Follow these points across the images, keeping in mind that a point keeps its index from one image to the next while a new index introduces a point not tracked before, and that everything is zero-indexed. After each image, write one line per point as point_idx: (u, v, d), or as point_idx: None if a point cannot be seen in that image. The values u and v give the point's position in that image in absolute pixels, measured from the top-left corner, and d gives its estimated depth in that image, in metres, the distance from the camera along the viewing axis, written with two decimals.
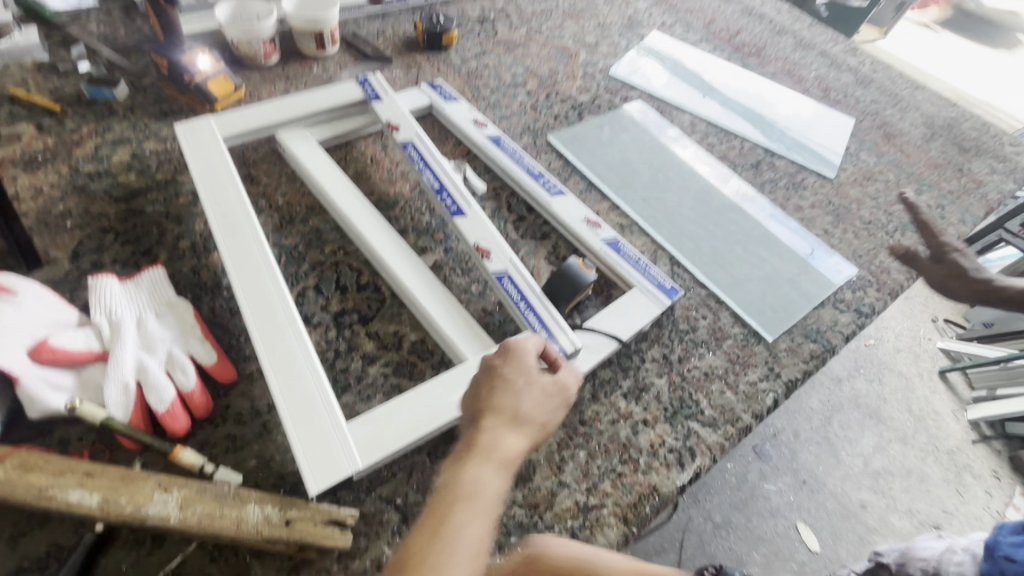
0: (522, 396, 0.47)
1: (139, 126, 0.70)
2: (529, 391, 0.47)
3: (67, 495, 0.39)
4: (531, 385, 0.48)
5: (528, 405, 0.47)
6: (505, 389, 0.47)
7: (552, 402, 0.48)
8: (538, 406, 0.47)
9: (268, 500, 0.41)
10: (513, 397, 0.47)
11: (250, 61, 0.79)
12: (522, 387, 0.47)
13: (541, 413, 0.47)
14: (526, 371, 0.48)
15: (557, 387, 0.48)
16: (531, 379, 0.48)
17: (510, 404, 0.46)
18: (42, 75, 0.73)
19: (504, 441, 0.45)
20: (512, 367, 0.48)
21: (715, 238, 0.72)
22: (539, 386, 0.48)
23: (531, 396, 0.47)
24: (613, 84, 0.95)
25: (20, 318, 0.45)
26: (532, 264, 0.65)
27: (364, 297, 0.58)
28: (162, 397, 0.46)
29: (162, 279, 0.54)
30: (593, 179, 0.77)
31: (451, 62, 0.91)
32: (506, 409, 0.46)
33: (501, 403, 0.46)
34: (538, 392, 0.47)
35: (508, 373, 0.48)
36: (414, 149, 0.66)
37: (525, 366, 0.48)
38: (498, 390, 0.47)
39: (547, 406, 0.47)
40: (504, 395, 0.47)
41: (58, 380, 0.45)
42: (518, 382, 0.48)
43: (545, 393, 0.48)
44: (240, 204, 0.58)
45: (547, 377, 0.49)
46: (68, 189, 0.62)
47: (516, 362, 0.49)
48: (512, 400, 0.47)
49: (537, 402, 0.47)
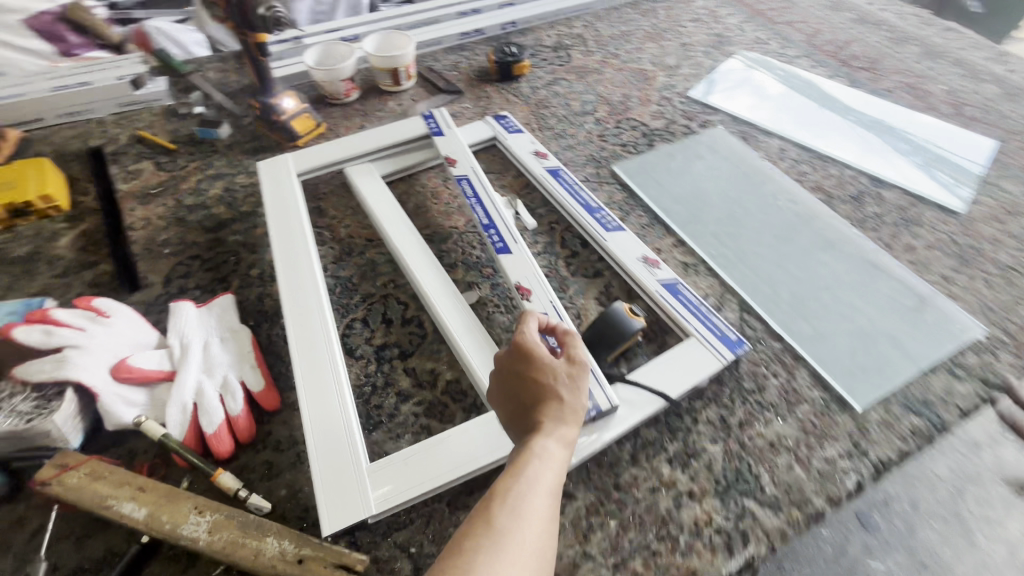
0: (555, 386, 0.45)
1: (234, 162, 0.78)
2: (555, 379, 0.45)
3: (121, 507, 0.43)
4: (557, 376, 0.45)
5: (559, 392, 0.44)
6: (534, 386, 0.45)
7: (580, 383, 0.46)
8: (567, 390, 0.45)
9: (287, 534, 0.42)
10: (544, 390, 0.44)
11: (332, 98, 0.86)
12: (550, 378, 0.45)
13: (573, 396, 0.45)
14: (552, 365, 0.46)
15: (578, 368, 0.46)
16: (557, 369, 0.45)
17: (548, 397, 0.44)
18: (166, 119, 0.85)
19: (548, 425, 0.43)
20: (538, 365, 0.46)
21: (797, 282, 0.63)
22: (565, 373, 0.46)
23: (559, 381, 0.45)
24: (692, 108, 0.88)
25: (108, 337, 0.51)
26: (581, 304, 0.61)
27: (407, 332, 0.58)
28: (212, 420, 0.49)
29: (230, 307, 0.59)
30: (658, 213, 0.71)
31: (520, 92, 0.91)
32: (540, 402, 0.44)
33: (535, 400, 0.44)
34: (565, 379, 0.45)
35: (535, 372, 0.45)
36: (468, 184, 0.66)
37: (546, 359, 0.46)
38: (529, 390, 0.45)
39: (576, 389, 0.45)
40: (536, 392, 0.44)
41: (132, 397, 0.50)
42: (546, 376, 0.45)
43: (569, 377, 0.45)
44: (303, 237, 0.62)
45: (566, 364, 0.46)
46: (170, 219, 0.70)
47: (542, 364, 0.46)
48: (544, 393, 0.44)
49: (569, 388, 0.45)
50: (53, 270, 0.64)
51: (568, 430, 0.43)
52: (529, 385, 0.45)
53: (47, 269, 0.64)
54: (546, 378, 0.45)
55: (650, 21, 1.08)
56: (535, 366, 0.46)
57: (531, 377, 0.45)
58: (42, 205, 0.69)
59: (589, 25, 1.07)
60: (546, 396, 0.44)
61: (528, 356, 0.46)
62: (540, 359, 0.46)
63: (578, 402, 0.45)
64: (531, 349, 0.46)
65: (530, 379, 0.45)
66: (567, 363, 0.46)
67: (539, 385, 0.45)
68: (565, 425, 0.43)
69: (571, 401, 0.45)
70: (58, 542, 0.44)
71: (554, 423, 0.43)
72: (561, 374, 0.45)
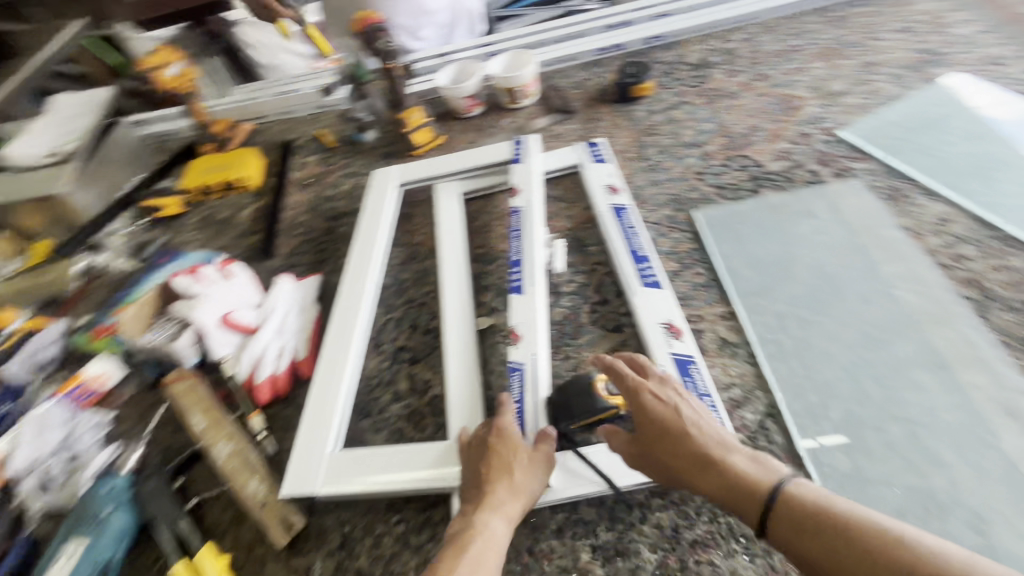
0: (515, 466, 0.48)
1: (368, 164, 0.94)
2: (519, 458, 0.48)
3: (191, 415, 0.61)
4: (522, 456, 0.49)
5: (518, 470, 0.48)
6: (498, 459, 0.48)
7: (540, 472, 0.48)
8: (526, 472, 0.48)
9: (266, 480, 0.55)
10: (506, 465, 0.48)
11: (456, 113, 0.95)
12: (517, 456, 0.48)
13: (528, 480, 0.47)
14: (518, 448, 0.49)
15: (545, 462, 0.49)
16: (520, 453, 0.49)
17: (502, 470, 0.47)
18: (340, 122, 1.06)
19: (500, 496, 0.46)
20: (508, 443, 0.49)
21: (862, 401, 0.49)
22: (529, 458, 0.49)
23: (519, 463, 0.48)
24: (835, 149, 0.72)
25: (226, 293, 0.71)
26: (585, 355, 0.59)
27: (423, 340, 0.65)
28: (263, 374, 0.64)
29: (314, 288, 0.75)
30: (721, 274, 0.62)
31: (633, 115, 0.86)
32: (496, 474, 0.47)
33: (495, 473, 0.47)
34: (526, 462, 0.48)
35: (503, 449, 0.49)
36: (518, 217, 0.69)
37: (515, 440, 0.49)
38: (491, 463, 0.48)
39: (535, 474, 0.48)
40: (500, 464, 0.48)
41: (229, 339, 0.68)
42: (511, 456, 0.48)
43: (529, 463, 0.48)
44: (376, 243, 0.75)
45: (532, 451, 0.49)
46: (309, 206, 0.89)
47: (510, 445, 0.49)
48: (504, 469, 0.47)
49: (527, 471, 0.48)
50: (234, 233, 0.89)
51: (515, 507, 0.46)
52: (492, 457, 0.48)
53: (231, 231, 0.90)
54: (511, 455, 0.48)
55: (833, 33, 0.89)
56: (503, 443, 0.49)
57: (498, 453, 0.49)
58: (242, 183, 0.95)
59: (750, 38, 0.93)
60: (506, 472, 0.47)
61: (499, 434, 0.50)
62: (508, 438, 0.49)
63: (532, 488, 0.47)
64: (503, 428, 0.50)
65: (495, 453, 0.49)
66: (532, 450, 0.49)
67: (502, 460, 0.48)
68: (512, 501, 0.46)
69: (524, 483, 0.47)
70: (166, 425, 0.65)
71: (507, 495, 0.46)
72: (526, 458, 0.49)
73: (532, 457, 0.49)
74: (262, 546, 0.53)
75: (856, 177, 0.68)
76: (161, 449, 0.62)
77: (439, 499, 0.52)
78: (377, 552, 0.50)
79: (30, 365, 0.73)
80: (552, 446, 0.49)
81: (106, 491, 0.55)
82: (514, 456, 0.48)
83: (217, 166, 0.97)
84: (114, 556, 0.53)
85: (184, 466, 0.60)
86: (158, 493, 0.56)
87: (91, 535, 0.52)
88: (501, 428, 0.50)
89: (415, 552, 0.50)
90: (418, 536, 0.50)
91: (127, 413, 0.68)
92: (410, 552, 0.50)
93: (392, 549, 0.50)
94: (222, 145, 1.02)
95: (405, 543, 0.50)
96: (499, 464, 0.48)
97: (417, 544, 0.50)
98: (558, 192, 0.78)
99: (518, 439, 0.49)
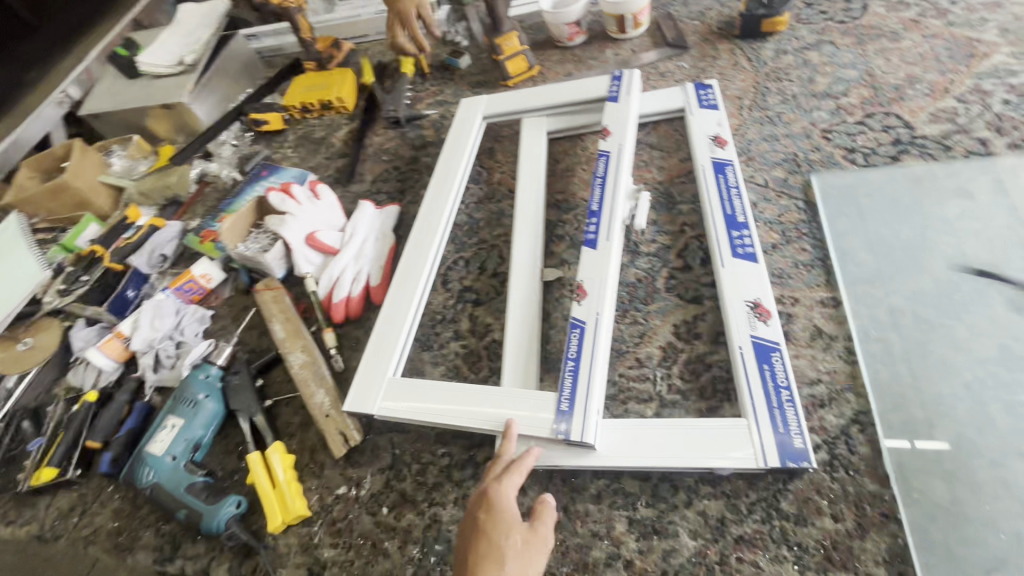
0: (509, 547, 0.40)
1: (459, 92, 0.91)
2: (513, 537, 0.41)
3: (274, 325, 0.67)
4: (515, 536, 0.41)
5: (514, 554, 0.40)
6: (489, 535, 0.41)
7: (536, 555, 0.41)
8: (519, 553, 0.40)
9: (331, 394, 0.59)
10: (495, 547, 0.40)
11: (556, 41, 0.88)
12: (510, 537, 0.41)
13: (523, 565, 0.40)
14: (509, 528, 0.41)
15: (541, 539, 0.41)
16: (516, 534, 0.41)
17: (491, 556, 0.40)
18: (436, 46, 1.03)
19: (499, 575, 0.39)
20: (501, 519, 0.42)
21: (981, 427, 0.42)
22: (519, 541, 0.41)
23: (512, 549, 0.40)
24: (1021, 114, 0.57)
25: (313, 213, 0.74)
26: (653, 324, 0.55)
27: (490, 284, 0.65)
28: (338, 295, 0.68)
29: (392, 217, 0.76)
30: (831, 253, 0.54)
31: (759, 55, 0.74)
32: (488, 552, 0.40)
33: (484, 551, 0.40)
34: (523, 546, 0.41)
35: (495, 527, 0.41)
36: (604, 162, 0.64)
37: (507, 511, 0.42)
38: (479, 543, 0.41)
39: (532, 557, 0.40)
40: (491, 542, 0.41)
41: (312, 258, 0.72)
42: (503, 533, 0.41)
43: (523, 546, 0.41)
44: (455, 176, 0.73)
45: (526, 529, 0.42)
46: (397, 133, 0.89)
47: (500, 524, 0.42)
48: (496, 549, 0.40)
49: (523, 552, 0.40)
50: (327, 154, 0.92)
51: None
52: (480, 538, 0.41)
53: (324, 152, 0.93)
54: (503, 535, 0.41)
55: None
56: (498, 519, 0.42)
57: (489, 532, 0.41)
58: (337, 103, 0.96)
59: None
60: (498, 551, 0.40)
61: (489, 507, 0.43)
62: (500, 513, 0.42)
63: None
64: (494, 501, 0.43)
65: (485, 531, 0.41)
66: (529, 530, 0.42)
67: (492, 541, 0.41)
68: None
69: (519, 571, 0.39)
70: (253, 328, 0.71)
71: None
72: (519, 539, 0.41)
73: (529, 535, 0.41)
74: (323, 452, 0.58)
75: None
76: (248, 349, 0.69)
77: (484, 442, 0.53)
78: (422, 479, 0.53)
79: (149, 261, 0.82)
80: (547, 529, 0.42)
81: (201, 378, 0.63)
82: (510, 536, 0.41)
83: (316, 84, 0.99)
84: (204, 435, 0.60)
85: (265, 368, 0.66)
86: (242, 388, 0.62)
87: (187, 414, 0.60)
88: (493, 504, 0.43)
89: (456, 486, 0.52)
90: (461, 472, 0.52)
91: (225, 312, 0.76)
92: (451, 486, 0.52)
93: (436, 479, 0.53)
94: (322, 63, 1.03)
95: (448, 476, 0.52)
96: (490, 545, 0.41)
97: (458, 479, 0.52)
98: (653, 139, 0.71)
99: (513, 512, 0.42)
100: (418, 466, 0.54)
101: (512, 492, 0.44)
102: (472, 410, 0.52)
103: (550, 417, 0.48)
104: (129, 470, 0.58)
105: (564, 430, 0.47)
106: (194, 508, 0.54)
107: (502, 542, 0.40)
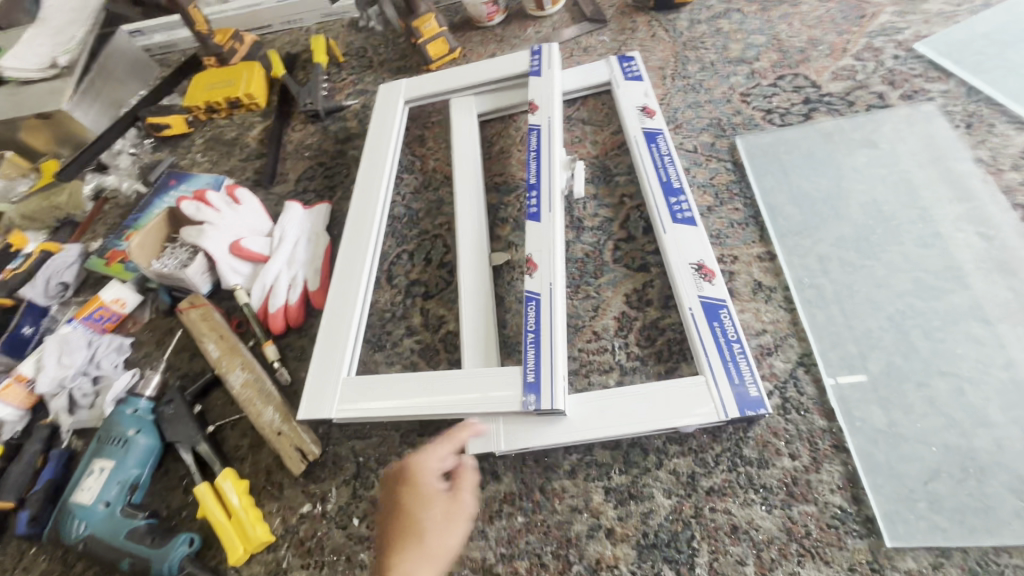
0: (430, 519, 0.41)
1: (379, 80, 0.87)
2: (434, 513, 0.41)
3: (207, 345, 0.61)
4: (435, 511, 0.41)
5: (439, 527, 0.41)
6: (414, 514, 0.41)
7: (458, 525, 0.41)
8: (443, 524, 0.41)
9: (281, 409, 0.55)
10: (419, 524, 0.41)
11: (475, 22, 0.86)
12: (429, 513, 0.41)
13: (441, 536, 0.40)
14: (428, 505, 0.42)
15: (463, 511, 0.42)
16: (438, 508, 0.42)
17: (410, 530, 0.40)
18: (349, 32, 0.97)
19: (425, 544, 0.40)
20: (418, 495, 0.42)
21: (906, 353, 0.46)
22: (440, 515, 0.41)
23: (434, 524, 0.41)
24: (909, 68, 0.63)
25: (235, 220, 0.68)
26: (605, 296, 0.56)
27: (437, 274, 0.63)
28: (274, 303, 0.63)
29: (323, 215, 0.71)
30: (762, 210, 0.57)
31: (674, 26, 0.76)
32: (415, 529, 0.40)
33: (408, 532, 0.40)
34: (443, 518, 0.41)
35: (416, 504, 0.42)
36: (536, 136, 0.63)
37: (427, 490, 0.42)
38: (400, 522, 0.41)
39: (452, 528, 0.41)
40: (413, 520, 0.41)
41: (239, 268, 0.67)
42: (427, 512, 0.41)
43: (444, 517, 0.41)
44: (386, 166, 0.69)
45: (447, 505, 0.42)
46: (317, 127, 0.84)
47: (421, 504, 0.42)
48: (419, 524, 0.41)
49: (443, 523, 0.41)
50: (242, 155, 0.85)
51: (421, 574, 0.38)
52: (403, 516, 0.41)
53: (238, 154, 0.86)
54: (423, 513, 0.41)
55: None
56: (422, 498, 0.42)
57: (410, 509, 0.42)
58: (246, 101, 0.89)
59: None
60: (421, 526, 0.40)
61: (409, 490, 0.42)
62: (419, 494, 0.42)
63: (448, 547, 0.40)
64: (415, 483, 0.43)
65: (408, 508, 0.42)
66: (450, 500, 0.42)
67: (416, 518, 0.41)
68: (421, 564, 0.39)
69: (440, 544, 0.40)
70: (183, 351, 0.65)
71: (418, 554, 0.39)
72: (440, 512, 0.41)
73: (451, 509, 0.42)
74: (280, 471, 0.54)
75: (928, 100, 0.59)
76: (180, 374, 0.63)
77: None
78: None
79: (47, 291, 0.73)
80: (470, 502, 0.42)
81: (129, 413, 0.57)
82: (430, 512, 0.41)
83: (220, 81, 0.91)
84: (141, 474, 0.55)
85: (202, 392, 0.61)
86: (179, 417, 0.57)
87: (116, 454, 0.54)
88: (416, 487, 0.42)
89: None
90: None
91: (147, 338, 0.69)
92: None
93: None
94: (224, 57, 0.95)
95: None
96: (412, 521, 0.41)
97: None
98: (584, 115, 0.71)
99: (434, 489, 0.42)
100: (385, 470, 0.52)
101: (435, 464, 0.44)
102: (435, 399, 0.51)
103: (519, 393, 0.48)
104: (54, 526, 0.52)
105: (534, 402, 0.46)
106: (138, 555, 0.49)
107: (421, 516, 0.41)
